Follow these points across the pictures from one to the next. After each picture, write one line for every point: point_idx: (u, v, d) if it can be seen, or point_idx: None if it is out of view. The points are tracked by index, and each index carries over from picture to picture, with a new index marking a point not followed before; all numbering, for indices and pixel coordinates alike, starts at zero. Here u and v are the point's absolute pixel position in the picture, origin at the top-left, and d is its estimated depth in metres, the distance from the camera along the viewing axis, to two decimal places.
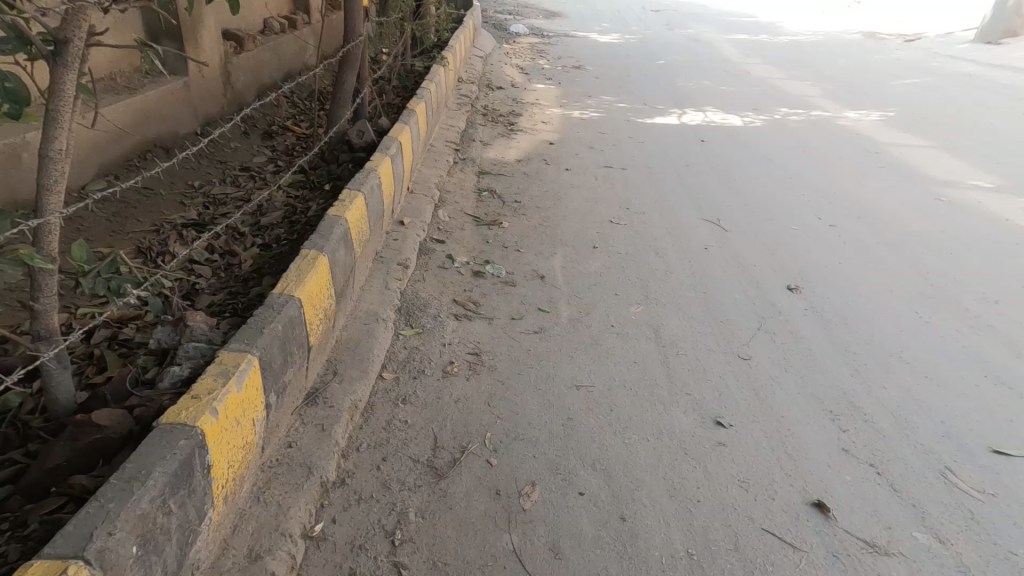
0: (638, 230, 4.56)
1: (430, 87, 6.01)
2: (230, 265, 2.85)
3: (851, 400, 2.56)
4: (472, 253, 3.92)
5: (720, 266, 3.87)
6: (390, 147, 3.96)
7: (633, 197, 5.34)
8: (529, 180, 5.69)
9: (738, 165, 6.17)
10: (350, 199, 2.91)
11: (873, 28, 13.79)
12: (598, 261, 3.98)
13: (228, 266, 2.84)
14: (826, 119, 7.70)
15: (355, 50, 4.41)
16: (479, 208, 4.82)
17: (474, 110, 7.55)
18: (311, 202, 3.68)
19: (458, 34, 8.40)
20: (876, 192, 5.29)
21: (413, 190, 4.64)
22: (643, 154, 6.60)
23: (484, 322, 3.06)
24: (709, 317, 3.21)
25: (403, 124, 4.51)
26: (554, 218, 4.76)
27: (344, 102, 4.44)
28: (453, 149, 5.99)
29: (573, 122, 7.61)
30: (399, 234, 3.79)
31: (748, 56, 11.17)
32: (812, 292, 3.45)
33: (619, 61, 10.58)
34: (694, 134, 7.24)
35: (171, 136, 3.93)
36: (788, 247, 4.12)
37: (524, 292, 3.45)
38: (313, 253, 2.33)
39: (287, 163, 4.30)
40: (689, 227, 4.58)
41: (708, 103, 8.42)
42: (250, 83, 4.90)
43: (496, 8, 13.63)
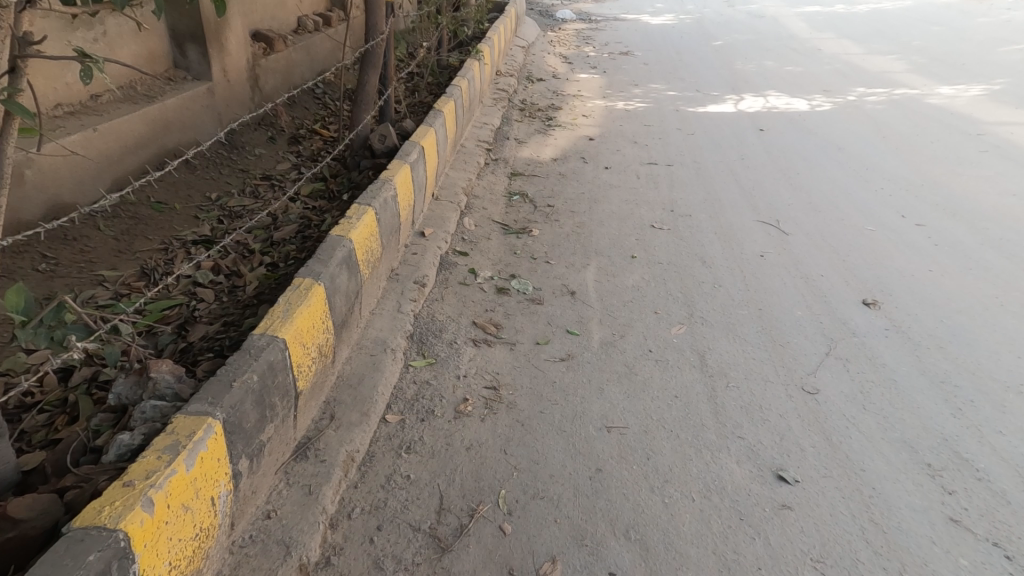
0: (684, 236, 4.15)
1: (462, 85, 5.74)
2: (234, 287, 2.62)
3: (958, 451, 2.10)
4: (497, 267, 3.64)
5: (777, 276, 3.44)
6: (411, 152, 3.70)
7: (680, 197, 4.90)
8: (567, 181, 5.34)
9: (803, 156, 5.59)
10: (359, 215, 2.67)
11: None
12: (637, 273, 3.62)
13: (232, 287, 2.61)
14: (909, 99, 6.93)
15: (377, 49, 4.14)
16: (508, 214, 4.52)
17: (510, 106, 7.23)
18: (329, 214, 3.45)
19: (496, 26, 8.08)
20: (969, 185, 4.64)
21: (439, 197, 4.39)
22: (692, 147, 6.11)
23: (506, 349, 2.78)
24: (767, 340, 2.79)
25: (427, 126, 4.25)
26: (590, 224, 4.41)
27: (366, 105, 4.19)
28: (484, 149, 5.71)
29: (616, 114, 7.17)
30: (419, 247, 3.55)
31: (818, 31, 10.30)
32: (894, 309, 2.96)
33: (672, 45, 9.99)
34: (750, 122, 6.67)
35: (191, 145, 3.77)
36: (862, 251, 3.62)
37: (552, 312, 3.15)
38: (308, 281, 2.08)
39: (309, 171, 4.10)
40: (743, 230, 4.13)
41: (769, 87, 7.78)
42: (277, 87, 4.74)
43: None
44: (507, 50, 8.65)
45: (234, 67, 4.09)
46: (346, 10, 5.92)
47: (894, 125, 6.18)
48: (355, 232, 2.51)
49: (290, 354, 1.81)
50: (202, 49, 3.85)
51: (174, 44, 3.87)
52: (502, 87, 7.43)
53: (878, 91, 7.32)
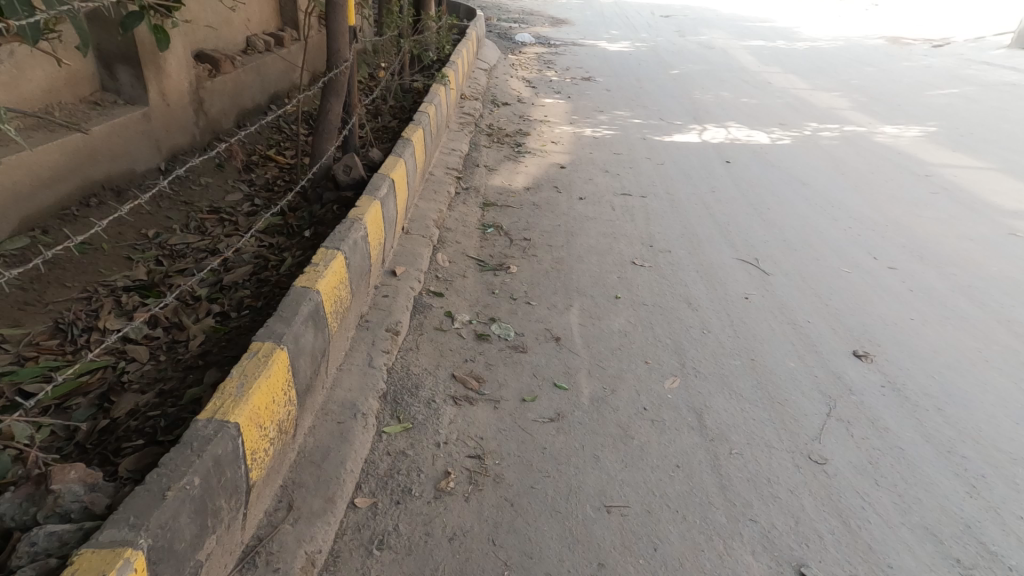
0: (665, 274, 4.01)
1: (430, 111, 5.54)
2: (172, 343, 2.31)
3: (983, 540, 2.00)
4: (475, 309, 3.40)
5: (763, 320, 3.31)
6: (380, 187, 3.49)
7: (657, 231, 4.78)
8: (541, 212, 5.16)
9: (770, 190, 5.61)
10: (326, 262, 2.40)
11: (896, 33, 13.29)
12: (623, 316, 3.43)
13: (171, 344, 2.30)
14: (860, 136, 7.15)
15: (341, 77, 3.88)
16: (483, 248, 4.30)
17: (477, 130, 7.06)
18: (286, 253, 3.19)
19: (459, 48, 7.95)
20: (930, 225, 4.72)
21: (410, 230, 4.16)
22: (662, 178, 6.06)
23: (489, 409, 2.50)
24: (766, 397, 2.61)
25: (397, 157, 4.02)
26: (569, 259, 4.22)
27: (329, 134, 3.95)
28: (454, 177, 5.50)
29: (585, 141, 7.11)
30: (390, 287, 3.30)
31: (767, 64, 10.67)
32: (888, 362, 2.87)
33: (632, 72, 10.10)
34: (715, 154, 6.70)
35: (125, 176, 3.52)
36: (845, 294, 3.56)
37: (536, 362, 2.93)
38: (269, 346, 1.79)
39: (263, 202, 3.87)
40: (723, 269, 4.03)
41: (729, 118, 7.90)
42: (225, 110, 4.49)
43: (501, 18, 13.28)
44: (471, 73, 8.53)
45: (175, 90, 3.86)
46: (300, 29, 5.71)
47: (851, 162, 6.32)
48: (322, 284, 2.25)
49: (244, 440, 1.48)
50: (136, 71, 3.58)
51: (102, 64, 3.58)
52: (468, 111, 7.26)
53: (830, 126, 7.54)
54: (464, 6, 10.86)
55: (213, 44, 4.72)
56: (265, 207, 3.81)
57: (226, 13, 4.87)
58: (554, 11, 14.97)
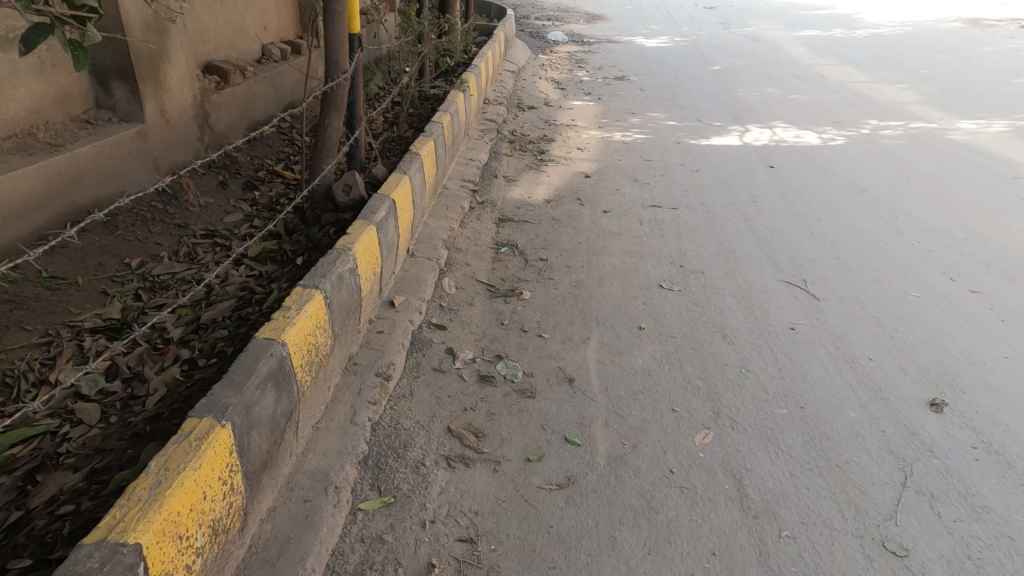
0: (697, 300, 3.62)
1: (445, 120, 5.23)
2: (128, 401, 2.03)
3: None
4: (480, 345, 3.07)
5: (813, 355, 2.89)
6: (378, 210, 3.18)
7: (689, 249, 4.37)
8: (563, 227, 4.80)
9: (822, 199, 5.11)
10: (299, 306, 2.10)
11: (977, 16, 12.26)
12: (648, 351, 3.05)
13: (125, 402, 2.02)
14: (929, 134, 6.51)
15: (341, 90, 3.57)
16: (495, 271, 3.97)
17: (499, 138, 6.75)
18: (278, 282, 2.90)
19: (485, 51, 7.66)
20: (1016, 243, 4.18)
21: (415, 253, 3.86)
22: (699, 186, 5.61)
23: (488, 472, 2.15)
24: (821, 459, 2.21)
25: (401, 174, 3.72)
26: (589, 283, 3.87)
27: (329, 150, 3.65)
28: (469, 192, 5.20)
29: (614, 147, 6.71)
30: (385, 321, 3.00)
31: (819, 57, 10.00)
32: (976, 417, 2.44)
33: (670, 69, 9.63)
34: (758, 158, 6.20)
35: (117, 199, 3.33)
36: (912, 327, 3.11)
37: (545, 410, 2.56)
38: (203, 424, 1.49)
39: (262, 224, 3.59)
40: (764, 294, 3.62)
41: (774, 117, 7.36)
42: (234, 123, 4.27)
43: (535, 16, 13.03)
44: (497, 76, 8.25)
45: (176, 105, 3.65)
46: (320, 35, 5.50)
47: (918, 164, 5.73)
48: (289, 334, 1.95)
49: (149, 563, 1.22)
50: (131, 87, 3.38)
51: (97, 81, 3.40)
52: (490, 117, 6.96)
53: (892, 123, 6.91)
54: (496, 5, 10.63)
55: (224, 54, 4.53)
56: (263, 228, 3.55)
57: (239, 22, 4.67)
58: (590, 7, 14.57)
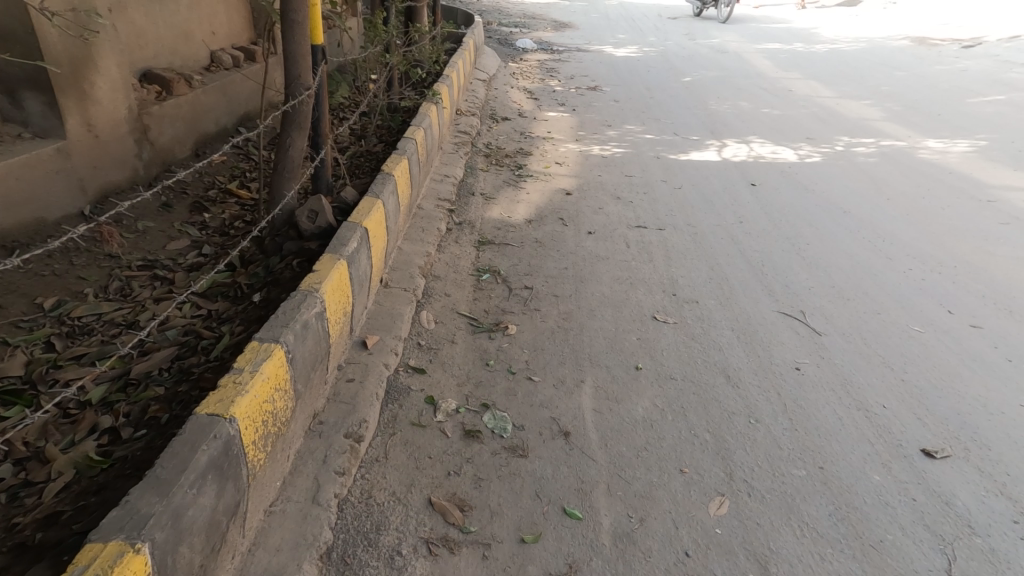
0: (693, 334, 3.38)
1: (418, 135, 4.93)
2: (18, 490, 1.74)
3: None
4: (464, 392, 2.77)
5: (824, 401, 2.68)
6: (348, 244, 2.89)
7: (680, 274, 4.15)
8: (546, 250, 4.54)
9: (807, 219, 4.98)
10: (256, 369, 1.75)
11: (923, 32, 12.70)
12: (648, 397, 2.80)
13: (14, 493, 1.72)
14: (899, 152, 6.51)
15: (304, 108, 3.25)
16: (476, 302, 3.70)
17: (474, 151, 6.48)
18: (226, 321, 2.60)
19: (455, 60, 7.41)
20: (1004, 269, 4.10)
21: (390, 284, 3.57)
22: (681, 205, 5.44)
23: (475, 560, 1.90)
24: (852, 537, 2.05)
25: (373, 200, 3.44)
26: (579, 314, 3.61)
27: (292, 175, 3.34)
28: (446, 211, 4.90)
29: (593, 161, 6.51)
30: (358, 367, 2.68)
31: (785, 70, 10.07)
32: (1009, 482, 2.29)
33: (641, 80, 9.54)
34: (739, 174, 6.06)
35: (30, 227, 3.06)
36: (921, 367, 2.94)
37: (539, 472, 2.28)
38: (108, 555, 1.17)
39: (210, 250, 3.31)
40: (764, 327, 3.41)
41: (749, 131, 7.29)
42: (180, 137, 4.04)
43: (502, 23, 12.88)
44: (469, 85, 8.01)
45: (106, 119, 3.42)
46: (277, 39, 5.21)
47: (895, 184, 5.69)
48: (241, 405, 1.60)
49: None
50: (49, 98, 3.13)
51: (5, 92, 3.14)
52: (464, 129, 6.69)
53: (865, 140, 6.91)
54: (463, 11, 10.42)
55: (167, 60, 4.19)
56: (211, 257, 3.27)
57: (183, 26, 4.34)
58: (557, 14, 14.52)
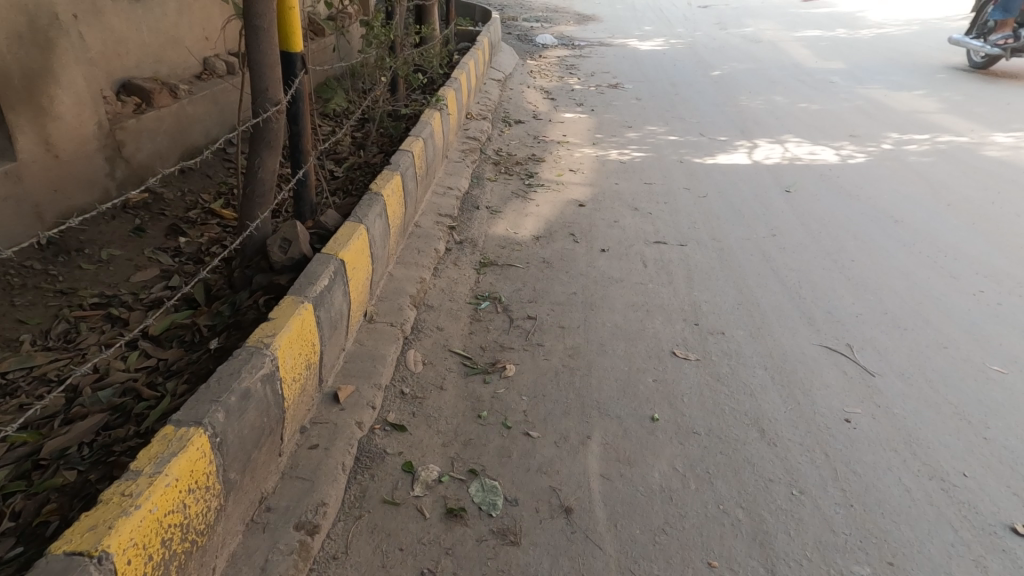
0: (719, 374, 2.93)
1: (418, 146, 4.56)
2: None
3: None
4: (450, 455, 2.38)
5: (884, 465, 2.28)
6: (320, 281, 2.53)
7: (706, 300, 3.73)
8: (555, 271, 4.12)
9: (851, 231, 4.49)
10: (157, 471, 1.44)
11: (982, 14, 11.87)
12: (665, 459, 2.35)
13: None
14: (959, 150, 5.92)
15: (274, 126, 2.86)
16: (472, 337, 3.31)
17: (482, 159, 6.11)
18: (176, 374, 2.23)
19: (466, 61, 7.02)
20: None
21: (374, 319, 3.21)
22: (707, 215, 4.98)
23: None
24: None
25: (353, 227, 3.09)
26: (588, 352, 3.21)
27: (264, 197, 2.95)
28: (445, 229, 4.52)
29: (611, 166, 6.07)
30: (322, 428, 2.33)
31: (826, 60, 9.45)
32: None
33: (667, 75, 9.04)
34: (772, 179, 5.57)
35: None
36: (1007, 424, 2.51)
37: (533, 569, 1.93)
38: None
39: (176, 283, 2.95)
40: (803, 365, 2.95)
41: (784, 130, 6.76)
42: (161, 152, 3.74)
43: (523, 17, 12.52)
44: (481, 87, 7.63)
45: (70, 136, 3.14)
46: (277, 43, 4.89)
47: (955, 187, 5.12)
48: (122, 532, 1.31)
49: None
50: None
51: None
52: (472, 135, 6.32)
53: (917, 136, 6.31)
54: (479, 6, 10.05)
55: (151, 69, 3.89)
56: (178, 290, 2.93)
57: (171, 31, 4.05)
58: (581, 7, 14.08)
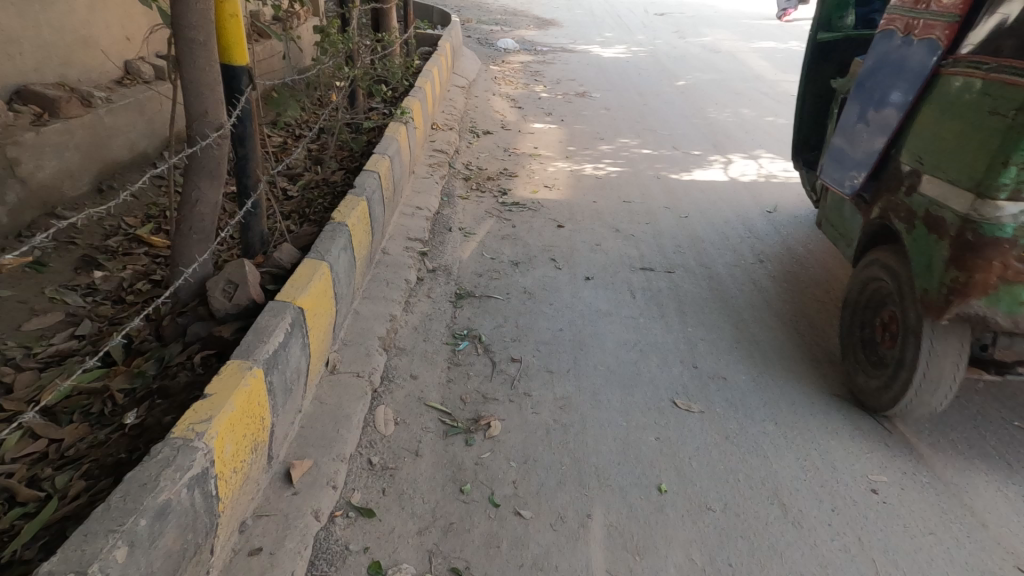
0: (729, 432, 2.68)
1: (384, 164, 4.15)
2: None
3: None
4: (426, 547, 2.05)
5: (929, 558, 2.12)
6: (274, 336, 2.12)
7: (698, 336, 3.46)
8: (536, 303, 3.77)
9: (838, 257, 4.32)
10: None
11: None
12: (679, 545, 2.12)
13: None
14: None
15: (216, 152, 2.44)
16: (451, 386, 2.92)
17: (452, 173, 5.74)
18: (71, 465, 1.81)
19: (430, 68, 6.66)
20: None
21: (338, 369, 2.78)
22: (689, 237, 4.75)
23: None
24: None
25: (314, 265, 2.67)
26: (578, 401, 2.88)
27: (201, 233, 2.52)
28: (417, 256, 4.13)
29: (586, 182, 5.80)
30: (271, 526, 1.95)
31: (785, 71, 9.52)
32: None
33: (632, 84, 8.90)
34: (752, 199, 5.37)
35: None
36: None
37: None
38: None
39: (82, 333, 2.62)
40: (813, 419, 2.75)
41: (756, 144, 6.65)
42: (71, 169, 3.61)
43: (483, 20, 12.26)
44: (446, 95, 7.27)
45: None
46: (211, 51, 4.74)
47: None
48: None
49: None
50: None
51: None
52: (440, 147, 5.95)
53: None
54: (439, 9, 9.72)
55: (56, 72, 3.80)
56: (83, 341, 2.59)
57: (78, 33, 3.94)
58: (540, 11, 13.93)
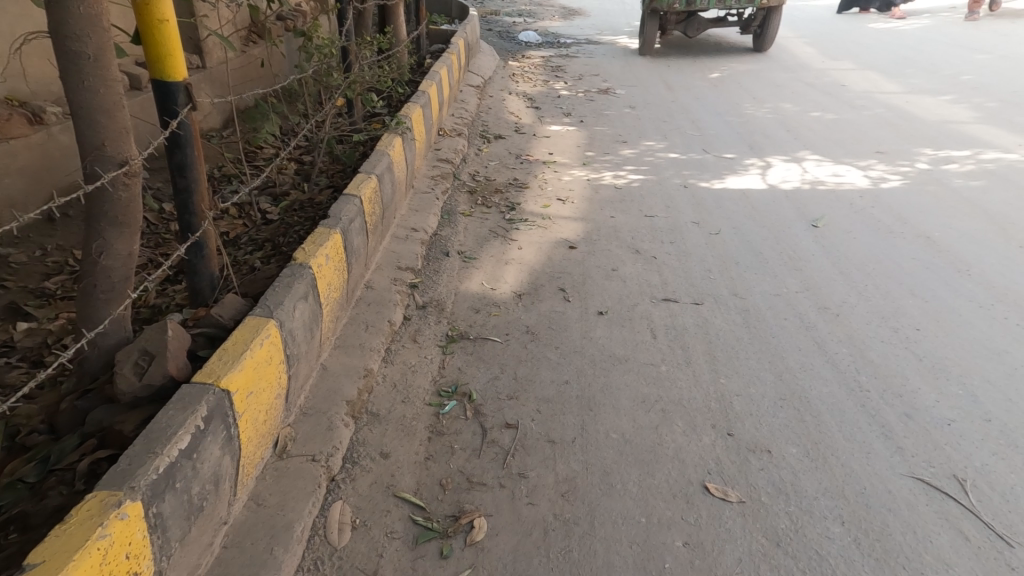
0: (779, 536, 2.13)
1: (370, 186, 3.62)
2: None
3: None
4: None
5: None
6: (177, 443, 1.60)
7: (737, 391, 2.83)
8: (540, 347, 3.19)
9: (902, 284, 3.65)
10: None
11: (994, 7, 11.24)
12: None
13: None
14: (1011, 170, 5.11)
15: (119, 196, 1.94)
16: (429, 467, 2.39)
17: (455, 186, 5.21)
18: None
19: (438, 67, 6.09)
20: None
21: (287, 453, 2.28)
22: (721, 258, 4.12)
23: None
24: None
25: (259, 324, 2.17)
26: (586, 486, 2.31)
27: (109, 293, 2.02)
28: (404, 289, 3.60)
29: (604, 193, 5.19)
30: None
31: (834, 59, 8.71)
32: None
33: (661, 78, 8.22)
34: (795, 211, 4.69)
35: None
36: None
37: None
38: None
39: None
40: (898, 519, 2.19)
41: (799, 144, 5.93)
42: (13, 200, 3.17)
43: (504, 12, 11.70)
44: (456, 95, 6.72)
45: None
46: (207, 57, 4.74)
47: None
48: None
49: None
50: None
51: None
52: (444, 157, 5.43)
53: (957, 153, 5.51)
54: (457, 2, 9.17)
55: (4, 86, 3.38)
56: None
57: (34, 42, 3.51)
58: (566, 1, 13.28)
